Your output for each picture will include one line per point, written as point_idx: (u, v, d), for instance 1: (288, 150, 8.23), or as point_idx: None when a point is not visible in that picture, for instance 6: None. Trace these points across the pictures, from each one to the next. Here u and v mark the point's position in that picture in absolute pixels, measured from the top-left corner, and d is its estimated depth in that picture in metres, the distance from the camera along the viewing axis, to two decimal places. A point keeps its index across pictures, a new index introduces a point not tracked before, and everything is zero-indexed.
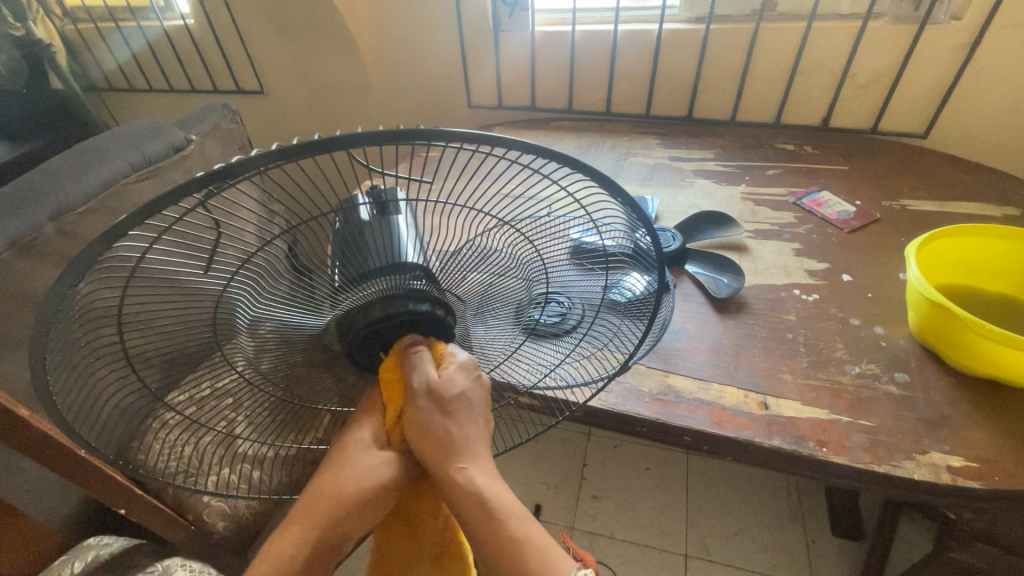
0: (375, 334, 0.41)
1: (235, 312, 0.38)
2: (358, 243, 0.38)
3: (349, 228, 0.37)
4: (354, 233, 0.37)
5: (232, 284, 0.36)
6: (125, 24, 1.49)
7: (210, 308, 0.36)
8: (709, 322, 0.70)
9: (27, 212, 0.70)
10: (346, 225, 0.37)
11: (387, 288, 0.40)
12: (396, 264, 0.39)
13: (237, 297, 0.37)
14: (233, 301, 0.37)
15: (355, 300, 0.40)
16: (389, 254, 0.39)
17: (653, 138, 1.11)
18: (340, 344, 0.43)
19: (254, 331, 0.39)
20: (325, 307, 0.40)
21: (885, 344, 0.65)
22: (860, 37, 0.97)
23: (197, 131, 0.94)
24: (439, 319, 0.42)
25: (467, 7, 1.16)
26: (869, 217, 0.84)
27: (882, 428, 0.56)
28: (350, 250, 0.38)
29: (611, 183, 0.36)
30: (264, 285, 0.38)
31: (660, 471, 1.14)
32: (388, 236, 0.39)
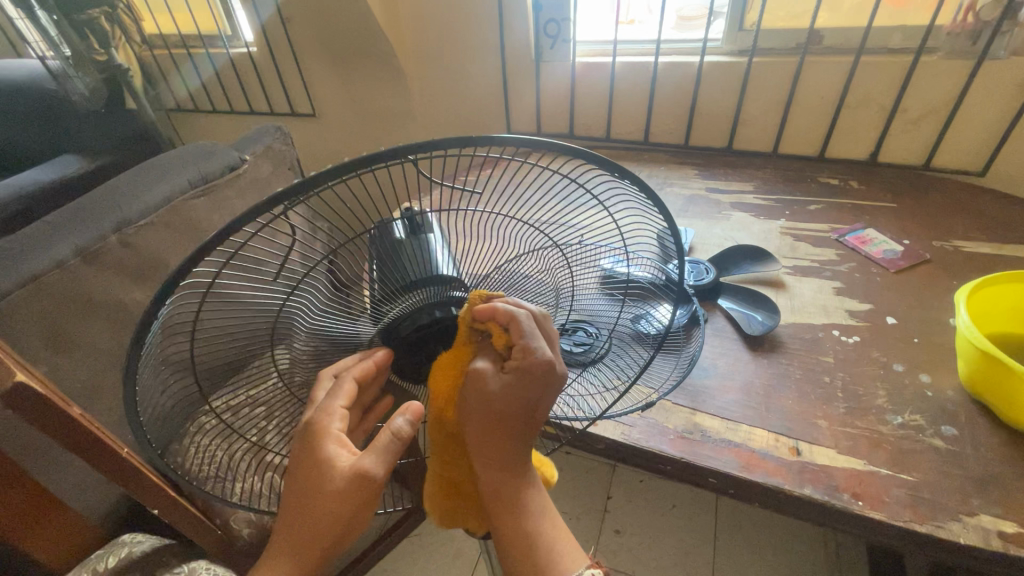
0: (420, 341, 0.42)
1: (293, 325, 0.39)
2: (394, 257, 0.39)
3: (384, 249, 0.39)
4: (392, 251, 0.39)
5: (293, 301, 0.37)
6: (197, 51, 1.61)
7: (271, 324, 0.38)
8: (740, 360, 0.68)
9: (95, 223, 0.76)
10: (381, 244, 0.39)
11: (427, 299, 0.41)
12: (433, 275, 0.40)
13: (297, 312, 0.38)
14: (291, 317, 0.38)
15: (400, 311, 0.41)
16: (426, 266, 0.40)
17: (690, 169, 1.11)
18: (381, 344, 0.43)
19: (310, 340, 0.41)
20: (370, 320, 0.41)
21: (931, 394, 0.61)
22: (912, 70, 0.94)
23: (251, 151, 1.00)
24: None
25: (511, 36, 1.19)
26: (917, 257, 0.81)
27: (925, 485, 0.53)
28: (390, 267, 0.39)
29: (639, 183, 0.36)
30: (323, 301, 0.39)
31: (687, 510, 1.10)
32: (423, 251, 0.40)
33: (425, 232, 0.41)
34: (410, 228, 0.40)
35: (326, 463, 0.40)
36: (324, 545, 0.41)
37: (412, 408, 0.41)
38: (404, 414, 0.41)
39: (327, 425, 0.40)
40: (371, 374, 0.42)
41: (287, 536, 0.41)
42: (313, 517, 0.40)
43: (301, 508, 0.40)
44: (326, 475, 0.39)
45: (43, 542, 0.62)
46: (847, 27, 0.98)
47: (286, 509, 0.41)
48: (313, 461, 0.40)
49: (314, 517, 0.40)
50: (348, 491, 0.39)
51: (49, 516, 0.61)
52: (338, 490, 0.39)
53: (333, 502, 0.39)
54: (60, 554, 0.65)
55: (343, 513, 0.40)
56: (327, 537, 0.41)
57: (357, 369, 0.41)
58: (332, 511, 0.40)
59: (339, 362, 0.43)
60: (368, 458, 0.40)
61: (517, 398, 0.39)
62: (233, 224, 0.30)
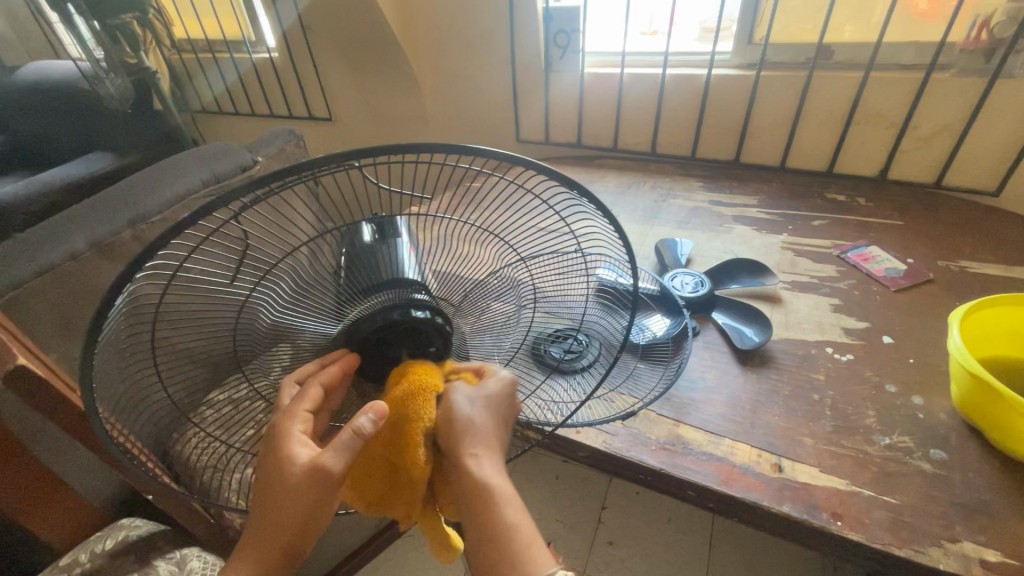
0: (383, 342, 0.43)
1: (258, 317, 0.41)
2: (365, 259, 0.41)
3: (352, 250, 0.41)
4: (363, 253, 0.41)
5: (256, 293, 0.39)
6: (222, 56, 1.67)
7: (234, 315, 0.40)
8: (729, 374, 0.67)
9: (111, 217, 0.79)
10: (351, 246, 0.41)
11: (387, 300, 0.43)
12: (398, 277, 0.42)
13: (259, 304, 0.40)
14: (256, 309, 0.40)
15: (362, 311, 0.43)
16: (392, 269, 0.42)
17: (696, 181, 1.11)
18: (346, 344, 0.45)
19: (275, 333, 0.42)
20: (333, 316, 0.43)
21: (923, 416, 0.60)
22: (923, 87, 0.93)
23: (264, 153, 1.04)
24: (440, 327, 0.44)
25: (522, 47, 1.21)
26: (920, 277, 0.79)
27: (909, 508, 0.52)
28: (356, 267, 0.41)
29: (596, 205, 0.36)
30: (288, 296, 0.41)
31: (682, 524, 1.09)
32: (391, 256, 0.42)
33: (392, 236, 0.43)
34: (378, 233, 0.42)
35: (292, 461, 0.41)
36: (292, 537, 0.43)
37: (377, 407, 0.41)
38: (368, 414, 0.40)
39: (291, 426, 0.42)
40: (336, 379, 0.44)
41: (258, 527, 0.43)
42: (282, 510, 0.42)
43: (271, 501, 0.42)
44: (290, 471, 0.41)
45: (43, 521, 0.65)
46: (858, 42, 0.97)
47: (257, 505, 0.43)
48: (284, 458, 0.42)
49: (281, 509, 0.42)
50: (311, 485, 0.41)
51: (52, 496, 0.65)
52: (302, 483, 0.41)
53: (300, 494, 0.41)
54: (56, 533, 0.67)
55: (310, 506, 0.42)
56: (297, 529, 0.43)
57: (324, 375, 0.43)
58: (300, 502, 0.41)
59: (301, 369, 0.45)
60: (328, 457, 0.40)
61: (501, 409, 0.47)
62: (191, 218, 0.31)
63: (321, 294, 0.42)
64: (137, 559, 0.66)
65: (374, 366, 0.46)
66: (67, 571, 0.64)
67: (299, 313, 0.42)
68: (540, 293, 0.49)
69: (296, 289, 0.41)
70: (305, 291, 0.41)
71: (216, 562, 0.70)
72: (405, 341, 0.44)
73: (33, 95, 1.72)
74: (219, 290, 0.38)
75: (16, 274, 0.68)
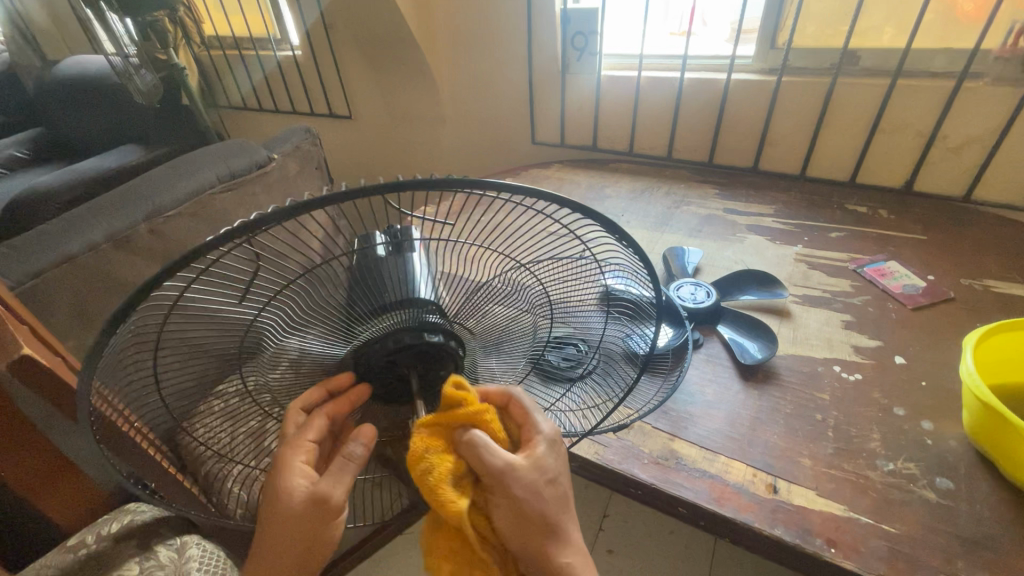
0: (391, 364, 0.44)
1: (263, 336, 0.40)
2: (378, 281, 0.40)
3: (366, 270, 0.40)
4: (376, 274, 0.40)
5: (262, 315, 0.39)
6: (248, 53, 1.71)
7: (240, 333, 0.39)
8: (730, 389, 0.66)
9: (129, 212, 0.82)
10: (365, 267, 0.40)
11: (401, 322, 0.42)
12: (412, 299, 0.42)
13: (266, 325, 0.39)
14: (262, 328, 0.40)
15: (373, 333, 0.43)
16: (405, 290, 0.41)
17: (711, 188, 1.09)
18: (354, 367, 0.46)
19: (279, 350, 0.42)
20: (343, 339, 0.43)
21: (931, 442, 0.57)
22: (953, 96, 0.89)
23: (280, 151, 1.06)
24: (451, 350, 0.45)
25: (540, 50, 1.21)
26: (940, 295, 0.76)
27: (909, 539, 0.49)
28: (372, 291, 0.40)
29: (618, 231, 0.38)
30: (294, 317, 0.40)
31: (684, 536, 1.07)
32: (405, 272, 0.41)
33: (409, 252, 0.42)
34: (393, 248, 0.41)
35: (293, 492, 0.42)
36: (290, 563, 0.44)
37: (365, 434, 0.45)
38: (360, 440, 0.44)
39: (294, 457, 0.43)
40: (339, 411, 0.45)
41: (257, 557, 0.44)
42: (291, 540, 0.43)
43: (272, 531, 0.42)
44: (290, 500, 0.42)
45: (53, 503, 0.68)
46: (885, 48, 0.94)
47: (263, 539, 0.43)
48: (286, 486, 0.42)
49: (284, 539, 0.43)
50: (311, 513, 0.42)
51: (63, 479, 0.67)
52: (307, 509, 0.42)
53: (305, 520, 0.42)
54: (64, 514, 0.70)
55: (312, 533, 0.43)
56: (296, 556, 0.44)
57: (330, 406, 0.44)
58: (300, 529, 0.42)
59: (306, 398, 0.45)
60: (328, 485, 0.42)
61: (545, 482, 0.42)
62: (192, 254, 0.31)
63: (332, 317, 0.41)
64: (139, 544, 0.68)
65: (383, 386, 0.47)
66: (74, 551, 0.66)
67: (306, 334, 0.41)
68: (552, 302, 0.48)
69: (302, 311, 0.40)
70: (310, 312, 0.40)
71: (214, 552, 0.72)
72: (416, 364, 0.45)
73: (71, 90, 1.79)
74: (224, 310, 0.38)
75: (36, 264, 0.71)
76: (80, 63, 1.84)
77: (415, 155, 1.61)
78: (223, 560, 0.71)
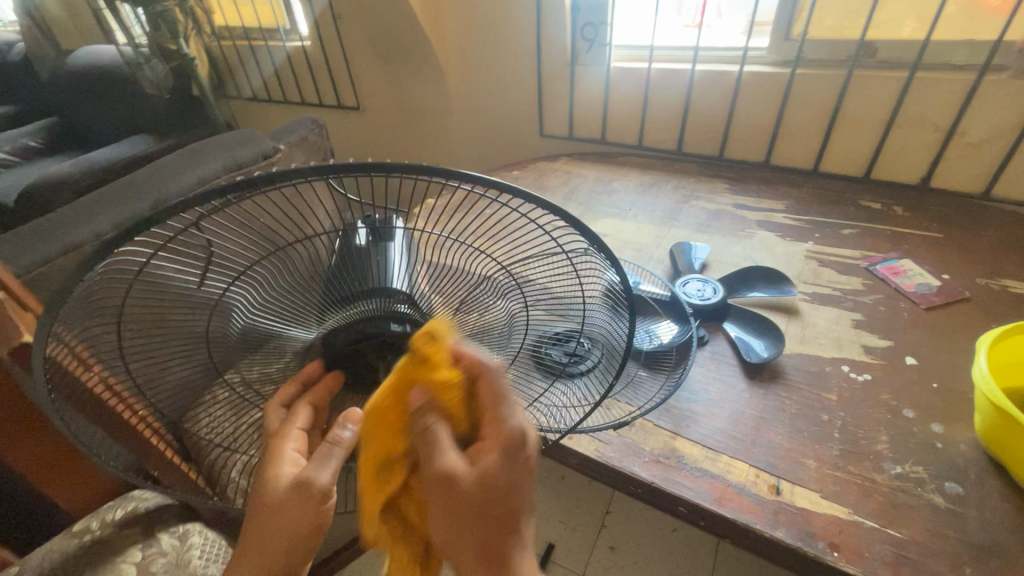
0: (357, 352, 0.43)
1: (229, 320, 0.40)
2: (352, 265, 0.40)
3: (342, 254, 0.40)
4: (350, 258, 0.40)
5: (230, 292, 0.38)
6: (258, 44, 1.71)
7: (208, 312, 0.39)
8: (734, 388, 0.65)
9: (135, 201, 0.82)
10: (341, 252, 0.40)
11: (372, 309, 0.42)
12: (384, 286, 0.41)
13: (234, 302, 0.39)
14: (228, 310, 0.39)
15: (340, 319, 0.43)
16: (381, 277, 0.41)
17: (721, 183, 1.07)
18: (325, 354, 0.44)
19: (248, 335, 0.41)
20: (313, 321, 0.43)
21: (941, 446, 0.56)
22: (974, 90, 0.86)
23: (286, 142, 1.06)
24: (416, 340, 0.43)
25: (549, 41, 1.19)
26: (955, 295, 0.74)
27: (914, 544, 0.48)
28: (341, 272, 0.40)
29: (585, 229, 0.37)
30: (262, 298, 0.40)
31: (687, 534, 1.06)
32: (383, 260, 0.41)
33: (386, 239, 0.41)
34: (372, 235, 0.40)
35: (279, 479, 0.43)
36: (285, 551, 0.44)
37: (353, 416, 0.43)
38: (348, 423, 0.43)
39: (283, 446, 0.43)
40: (323, 397, 0.45)
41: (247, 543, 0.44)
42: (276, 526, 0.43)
43: (262, 519, 0.43)
44: (279, 487, 0.43)
45: (59, 488, 0.68)
46: (905, 40, 0.91)
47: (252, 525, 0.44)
48: (273, 474, 0.43)
49: (273, 527, 0.43)
50: (296, 500, 0.42)
51: (68, 465, 0.68)
52: (293, 498, 0.42)
53: (293, 509, 0.42)
54: (69, 499, 0.70)
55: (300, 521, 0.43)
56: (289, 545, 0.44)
57: (311, 395, 0.44)
58: (289, 517, 0.43)
59: (285, 393, 0.45)
60: (313, 473, 0.42)
61: (485, 492, 0.37)
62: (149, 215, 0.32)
63: (303, 297, 0.41)
64: (142, 530, 0.69)
65: (355, 376, 0.46)
66: (79, 536, 0.67)
67: (275, 317, 0.41)
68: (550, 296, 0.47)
69: (272, 293, 0.40)
70: (280, 293, 0.40)
71: (217, 540, 0.72)
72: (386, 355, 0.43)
73: (84, 80, 1.80)
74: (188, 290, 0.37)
75: (43, 252, 0.71)
76: (92, 53, 1.85)
77: (422, 147, 1.61)
78: (225, 548, 0.71)
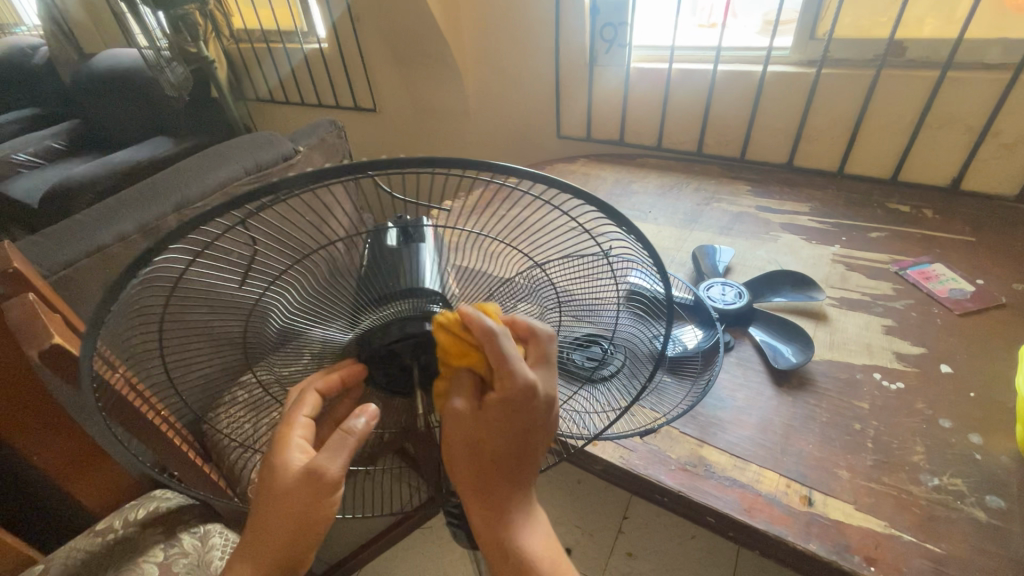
0: (392, 354, 0.41)
1: (266, 321, 0.39)
2: (386, 265, 0.39)
3: (373, 252, 0.39)
4: (382, 257, 0.39)
5: (267, 295, 0.38)
6: (276, 46, 1.72)
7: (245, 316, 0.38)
8: (762, 395, 0.63)
9: (157, 203, 0.83)
10: (374, 252, 0.39)
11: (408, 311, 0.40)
12: (415, 288, 0.40)
13: (271, 306, 0.38)
14: (265, 312, 0.38)
15: (374, 321, 0.41)
16: (411, 278, 0.40)
17: (743, 184, 1.05)
18: (358, 354, 0.43)
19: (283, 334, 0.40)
20: (346, 322, 0.41)
21: (980, 457, 0.54)
22: (1009, 89, 0.84)
23: (305, 143, 1.06)
24: None
25: (568, 42, 1.18)
26: (990, 300, 0.72)
27: (954, 560, 0.46)
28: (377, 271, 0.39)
29: (612, 220, 0.35)
30: (297, 300, 0.39)
31: (707, 542, 1.04)
32: (413, 262, 0.40)
33: (417, 241, 0.41)
34: (403, 236, 0.40)
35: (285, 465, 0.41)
36: (284, 553, 0.41)
37: (372, 410, 0.42)
38: (360, 416, 0.41)
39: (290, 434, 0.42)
40: (336, 388, 0.43)
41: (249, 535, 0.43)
42: (276, 515, 0.41)
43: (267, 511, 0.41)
44: (284, 477, 0.41)
45: (83, 488, 0.69)
46: (935, 38, 0.88)
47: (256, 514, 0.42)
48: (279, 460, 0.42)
49: (273, 516, 0.41)
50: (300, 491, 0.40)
51: (92, 463, 0.68)
52: (297, 486, 0.40)
53: (297, 500, 0.40)
54: (92, 499, 0.71)
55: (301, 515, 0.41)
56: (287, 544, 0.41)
57: (320, 382, 0.43)
58: (292, 508, 0.40)
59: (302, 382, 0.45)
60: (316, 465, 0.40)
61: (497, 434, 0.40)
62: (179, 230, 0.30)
63: (334, 300, 0.39)
64: (165, 529, 0.69)
65: (384, 376, 0.43)
66: (102, 535, 0.68)
67: (311, 318, 0.40)
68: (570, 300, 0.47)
69: (307, 295, 0.39)
70: (314, 294, 0.39)
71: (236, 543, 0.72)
72: (418, 359, 0.41)
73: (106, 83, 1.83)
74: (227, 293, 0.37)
75: (70, 254, 0.72)
76: (114, 56, 1.88)
77: (438, 149, 1.61)
78: None
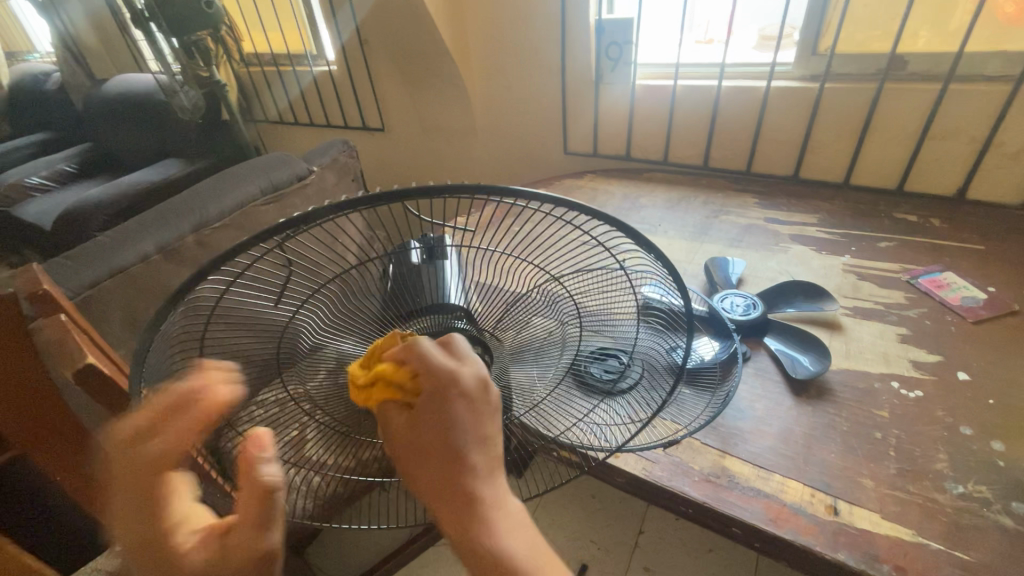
0: None
1: (300, 338, 0.44)
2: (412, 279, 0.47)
3: (400, 271, 0.46)
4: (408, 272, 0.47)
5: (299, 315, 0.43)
6: (285, 69, 1.76)
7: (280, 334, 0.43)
8: (782, 405, 0.64)
9: (176, 224, 0.85)
10: (399, 269, 0.46)
11: (431, 325, 0.46)
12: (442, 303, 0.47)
13: (303, 325, 0.43)
14: (298, 330, 0.43)
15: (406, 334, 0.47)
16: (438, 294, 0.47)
17: (749, 197, 1.07)
18: None
19: (316, 353, 0.45)
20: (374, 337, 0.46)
21: (1003, 464, 0.54)
22: (1010, 101, 0.86)
23: (318, 163, 1.08)
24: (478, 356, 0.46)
25: (574, 61, 1.21)
26: (1002, 308, 0.72)
27: (984, 567, 0.46)
28: (408, 287, 0.47)
29: (628, 230, 0.37)
30: (329, 318, 0.45)
31: (724, 555, 1.03)
32: (437, 278, 0.48)
33: (439, 258, 0.48)
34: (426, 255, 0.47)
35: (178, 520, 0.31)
36: None
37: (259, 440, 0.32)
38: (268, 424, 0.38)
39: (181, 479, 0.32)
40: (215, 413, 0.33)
41: None
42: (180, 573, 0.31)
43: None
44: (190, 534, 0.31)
45: None
46: (936, 52, 0.90)
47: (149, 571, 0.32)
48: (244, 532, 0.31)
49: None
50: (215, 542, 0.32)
51: None
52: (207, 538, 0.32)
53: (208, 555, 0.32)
54: None
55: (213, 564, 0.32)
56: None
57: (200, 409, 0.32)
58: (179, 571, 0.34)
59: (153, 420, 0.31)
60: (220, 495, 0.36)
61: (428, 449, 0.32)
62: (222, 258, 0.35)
63: (364, 314, 0.46)
64: None
65: None
66: None
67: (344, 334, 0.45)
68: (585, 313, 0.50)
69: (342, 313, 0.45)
70: (352, 312, 0.46)
71: None
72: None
73: (118, 108, 1.87)
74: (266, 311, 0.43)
75: (92, 275, 0.73)
76: (126, 81, 1.92)
77: (446, 165, 1.63)
78: None
